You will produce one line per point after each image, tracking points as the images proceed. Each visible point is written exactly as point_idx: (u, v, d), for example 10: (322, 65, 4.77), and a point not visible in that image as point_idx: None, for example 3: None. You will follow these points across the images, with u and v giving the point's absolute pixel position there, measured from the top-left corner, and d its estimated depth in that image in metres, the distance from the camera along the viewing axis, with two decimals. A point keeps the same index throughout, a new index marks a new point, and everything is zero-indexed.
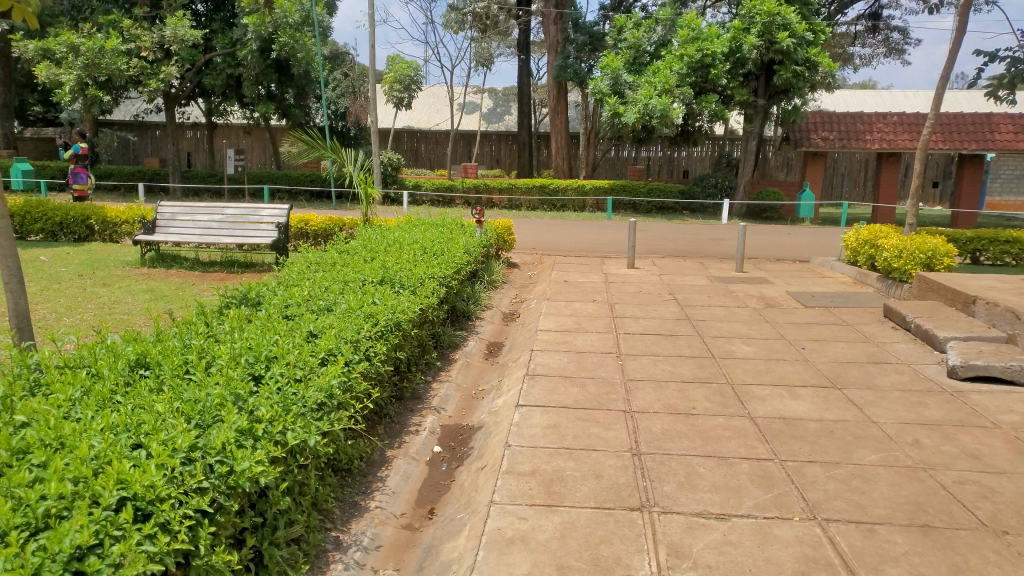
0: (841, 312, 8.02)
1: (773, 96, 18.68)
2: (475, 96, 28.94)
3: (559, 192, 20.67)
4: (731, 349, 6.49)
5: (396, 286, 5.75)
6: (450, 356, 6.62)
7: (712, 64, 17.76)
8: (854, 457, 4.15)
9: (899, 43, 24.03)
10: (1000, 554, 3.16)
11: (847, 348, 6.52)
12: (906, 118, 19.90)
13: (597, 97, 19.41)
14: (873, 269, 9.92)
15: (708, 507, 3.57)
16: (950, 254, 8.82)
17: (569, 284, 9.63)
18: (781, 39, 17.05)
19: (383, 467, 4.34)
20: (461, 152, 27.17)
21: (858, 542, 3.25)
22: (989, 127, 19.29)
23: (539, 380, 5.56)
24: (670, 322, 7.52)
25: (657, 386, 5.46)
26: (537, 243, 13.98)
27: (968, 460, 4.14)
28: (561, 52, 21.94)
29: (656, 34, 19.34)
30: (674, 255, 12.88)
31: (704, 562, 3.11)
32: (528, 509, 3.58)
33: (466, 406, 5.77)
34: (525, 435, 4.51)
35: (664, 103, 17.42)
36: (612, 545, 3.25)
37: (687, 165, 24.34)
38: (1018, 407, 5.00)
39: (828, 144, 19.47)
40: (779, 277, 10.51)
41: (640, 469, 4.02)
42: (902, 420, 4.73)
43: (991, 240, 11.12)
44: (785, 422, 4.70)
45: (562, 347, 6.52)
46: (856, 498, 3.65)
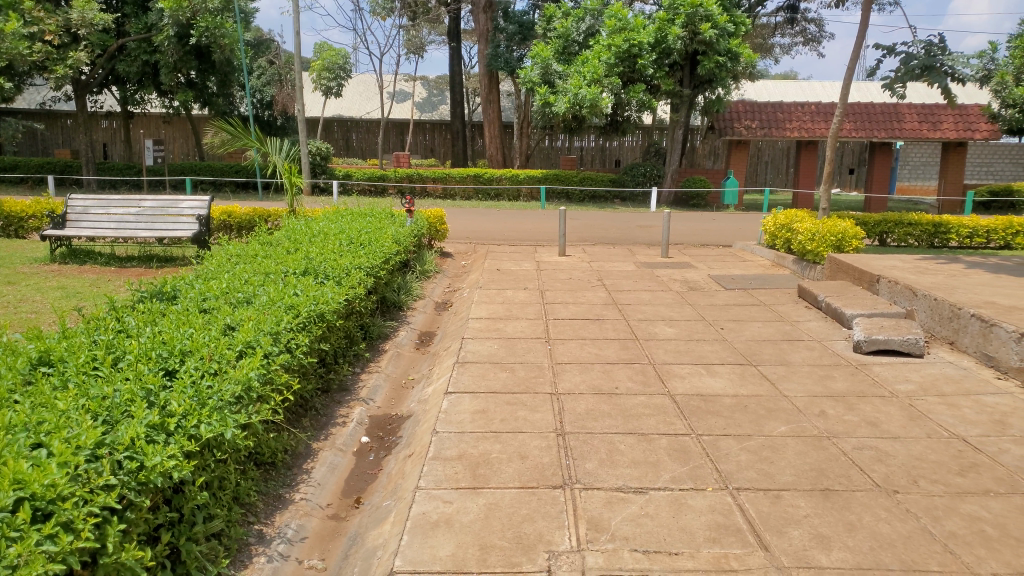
0: (760, 294, 8.30)
1: (698, 86, 19.06)
2: (406, 84, 28.68)
3: (494, 182, 20.75)
4: (655, 331, 6.67)
5: (319, 278, 5.70)
6: (380, 348, 6.57)
7: (639, 54, 17.99)
8: (766, 429, 4.34)
9: (816, 34, 24.89)
10: (890, 511, 3.37)
11: (764, 328, 6.77)
12: (823, 106, 20.65)
13: (528, 86, 19.57)
14: (789, 252, 10.31)
15: (628, 482, 3.69)
16: (858, 236, 9.33)
17: (501, 272, 9.69)
18: (703, 31, 17.47)
19: (309, 459, 4.31)
20: (393, 143, 27.02)
21: (765, 508, 3.41)
22: (897, 117, 20.10)
23: (469, 367, 5.60)
24: (598, 307, 7.65)
25: (583, 369, 5.58)
26: (469, 233, 13.98)
27: (867, 427, 4.38)
28: (492, 40, 21.92)
29: (585, 24, 19.51)
30: (604, 242, 13.10)
31: (621, 534, 3.21)
32: (453, 493, 3.62)
33: (396, 396, 5.76)
34: (453, 421, 4.54)
35: (594, 94, 17.63)
36: (534, 522, 3.32)
37: (619, 154, 24.85)
38: (914, 377, 5.33)
39: (751, 133, 20.01)
40: (702, 261, 10.81)
41: (563, 448, 4.11)
42: (811, 393, 4.97)
43: (896, 223, 11.67)
44: (702, 399, 4.88)
45: (492, 334, 6.57)
46: (766, 467, 3.82)
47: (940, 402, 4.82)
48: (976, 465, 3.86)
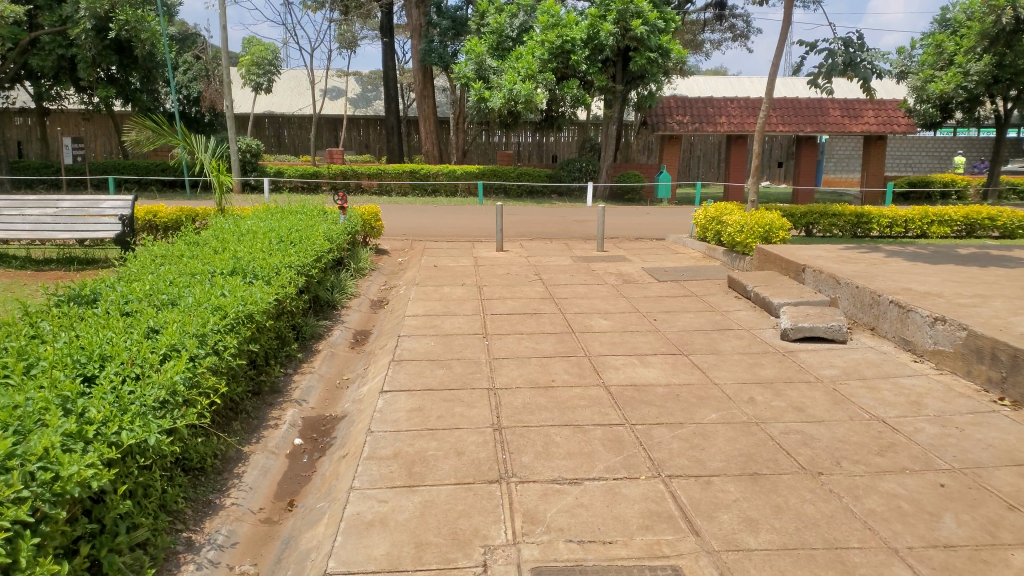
0: (692, 285, 8.46)
1: (630, 82, 19.28)
2: (339, 79, 28.20)
3: (431, 177, 20.64)
4: (590, 324, 6.74)
5: (248, 277, 5.56)
6: (314, 348, 6.45)
7: (572, 50, 18.14)
8: (697, 417, 4.44)
9: (744, 30, 25.48)
10: (815, 492, 3.49)
11: (696, 318, 6.92)
12: (751, 101, 21.16)
13: (463, 81, 19.46)
14: (720, 244, 10.55)
15: (563, 473, 3.72)
16: (784, 227, 9.62)
17: (438, 269, 9.64)
18: (635, 27, 17.65)
19: (240, 463, 4.20)
20: (326, 138, 26.56)
21: (696, 494, 3.49)
22: (822, 111, 20.74)
23: (405, 365, 5.55)
24: (535, 302, 7.69)
25: (520, 363, 5.60)
26: (406, 229, 13.86)
27: (793, 412, 4.53)
28: (425, 35, 21.71)
29: (518, 20, 19.54)
30: (541, 237, 13.16)
31: (556, 525, 3.23)
32: (388, 492, 3.59)
33: (330, 396, 5.67)
34: (388, 420, 4.49)
35: (528, 90, 17.69)
36: (470, 518, 3.31)
37: (555, 150, 25.02)
38: (837, 362, 5.53)
39: (683, 128, 20.36)
40: (637, 254, 10.97)
41: (500, 443, 4.11)
42: (741, 380, 5.11)
43: (822, 214, 12.06)
44: (636, 389, 4.95)
45: (429, 331, 6.53)
46: (697, 454, 3.91)
47: (861, 385, 5.02)
48: (894, 444, 4.03)
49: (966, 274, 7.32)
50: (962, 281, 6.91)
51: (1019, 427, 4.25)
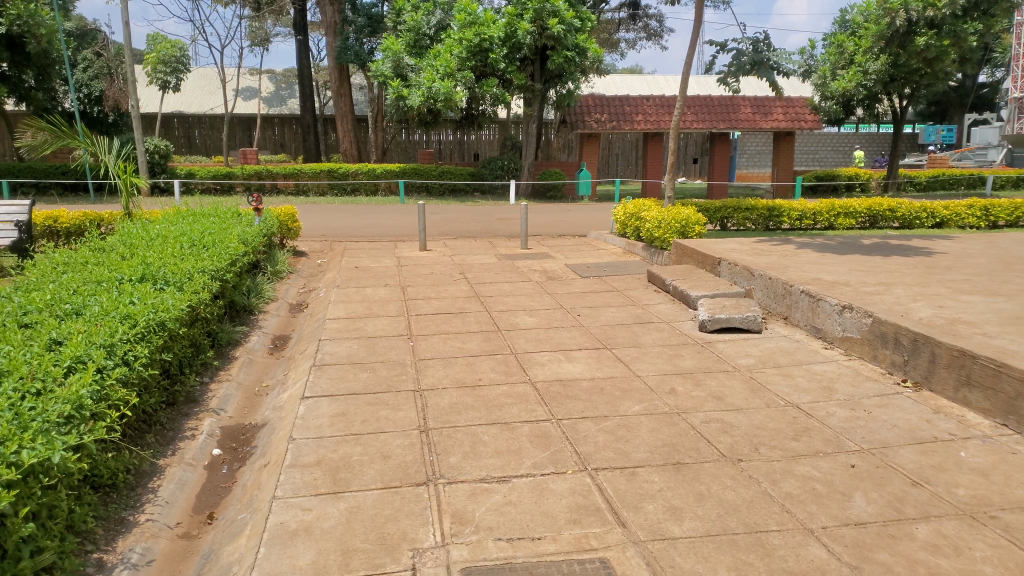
0: (614, 280, 8.61)
1: (549, 80, 19.43)
2: (251, 77, 27.42)
3: (349, 177, 20.31)
4: (516, 321, 6.76)
5: (158, 284, 5.33)
6: (231, 355, 6.24)
7: (490, 49, 18.16)
8: (621, 409, 4.51)
9: (657, 29, 26.04)
10: (735, 479, 3.59)
11: (618, 312, 7.03)
12: (667, 99, 21.65)
13: (380, 79, 19.22)
14: (640, 240, 10.75)
15: (491, 472, 3.72)
16: (700, 222, 9.87)
17: (359, 270, 9.49)
18: (551, 26, 17.81)
19: (155, 477, 4.03)
20: (239, 138, 25.80)
21: (622, 486, 3.54)
22: (733, 108, 21.40)
23: (327, 370, 5.43)
24: (460, 301, 7.65)
25: (446, 363, 5.56)
26: (325, 230, 13.58)
27: (713, 401, 4.65)
28: (340, 33, 21.32)
29: (435, 17, 19.39)
30: (464, 235, 13.12)
31: (485, 524, 3.22)
32: (313, 499, 3.50)
33: (249, 405, 5.50)
34: (311, 426, 4.39)
35: (448, 88, 17.62)
36: (398, 522, 3.27)
37: (477, 148, 25.01)
38: (754, 351, 5.72)
39: (601, 126, 20.67)
40: (560, 251, 11.06)
41: (427, 445, 4.07)
42: (662, 372, 5.22)
43: (735, 208, 12.45)
44: (562, 384, 4.99)
45: (351, 334, 6.42)
46: (622, 446, 3.97)
47: (777, 373, 5.20)
48: (808, 429, 4.19)
49: (870, 263, 7.68)
50: (866, 270, 7.24)
51: (921, 408, 4.48)
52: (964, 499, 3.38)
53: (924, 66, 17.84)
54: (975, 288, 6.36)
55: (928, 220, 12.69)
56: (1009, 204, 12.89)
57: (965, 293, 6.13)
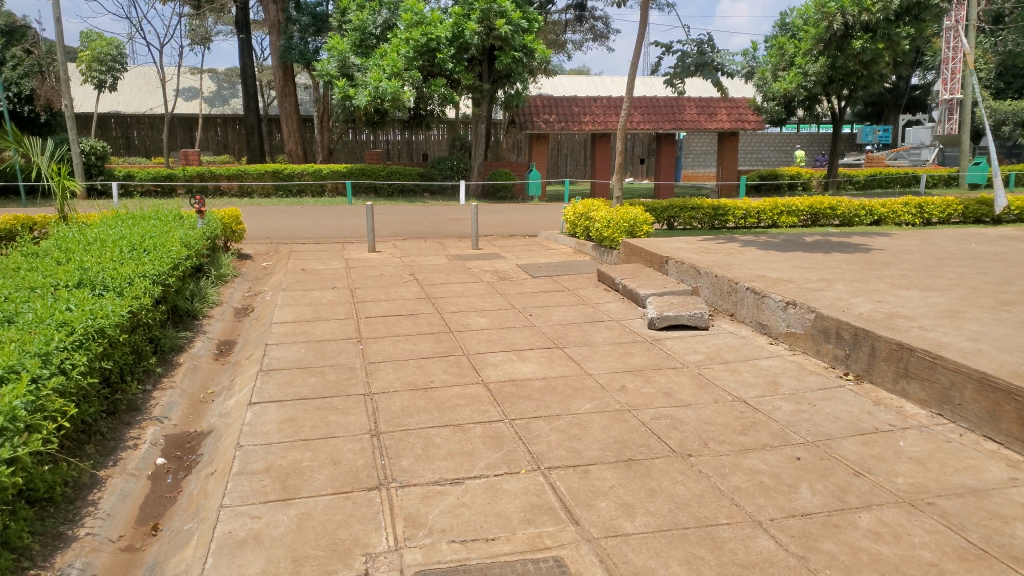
0: (565, 280, 8.66)
1: (497, 81, 19.45)
2: (192, 77, 26.78)
3: (295, 178, 20.02)
4: (467, 322, 6.74)
5: (97, 289, 5.16)
6: (174, 361, 6.07)
7: (438, 49, 18.09)
8: (573, 408, 4.54)
9: (603, 31, 26.29)
10: (685, 474, 3.64)
11: (569, 311, 7.08)
12: (614, 100, 21.87)
13: (326, 79, 19.01)
14: (589, 240, 10.84)
15: (444, 474, 3.70)
16: (648, 221, 9.99)
17: (306, 272, 9.34)
18: (499, 26, 17.85)
19: (95, 489, 3.90)
20: (179, 139, 25.17)
21: (575, 484, 3.56)
22: (679, 109, 21.74)
23: (274, 375, 5.33)
24: (411, 303, 7.60)
25: (397, 365, 5.52)
26: (271, 232, 13.33)
27: (662, 397, 4.72)
28: (284, 32, 20.98)
29: (381, 17, 19.21)
30: (414, 236, 13.04)
31: (438, 527, 3.20)
32: (262, 507, 3.43)
33: (194, 412, 5.37)
34: (259, 433, 4.30)
35: (395, 87, 17.49)
36: (350, 527, 3.23)
37: (426, 148, 24.85)
38: (702, 348, 5.81)
39: (550, 126, 20.76)
40: (511, 251, 11.08)
41: (378, 449, 4.03)
42: (613, 369, 5.27)
43: (682, 208, 12.64)
44: (514, 384, 4.99)
45: (299, 337, 6.32)
46: (575, 444, 3.99)
47: (724, 368, 5.30)
48: (755, 423, 4.28)
49: (812, 260, 7.88)
50: (808, 267, 7.43)
51: (862, 400, 4.62)
52: (903, 487, 3.50)
53: (861, 67, 18.45)
54: (911, 283, 6.58)
55: (866, 217, 13.10)
56: (942, 202, 13.40)
57: (902, 288, 6.34)
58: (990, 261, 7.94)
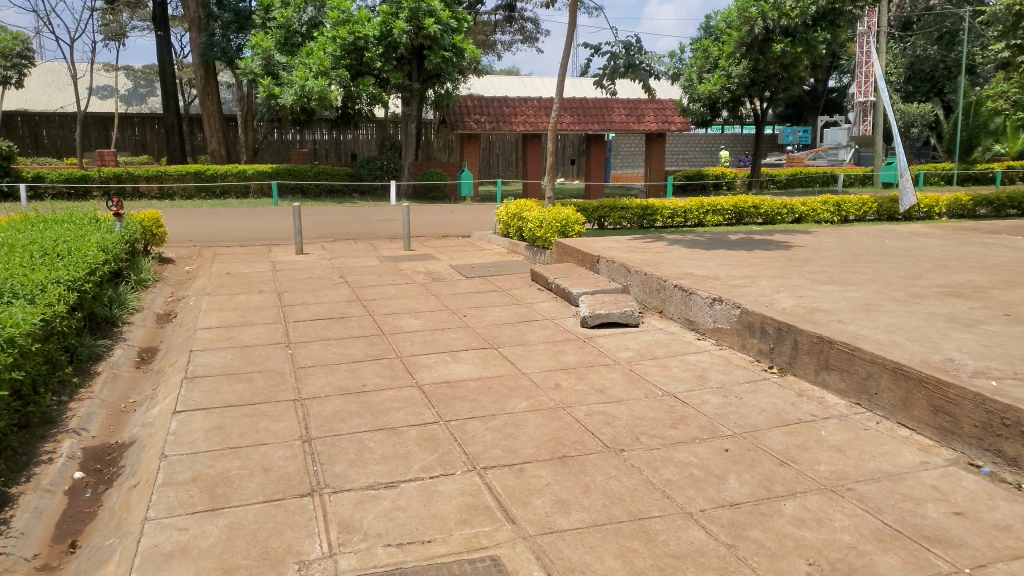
0: (498, 280, 8.68)
1: (426, 80, 19.37)
2: (106, 74, 25.74)
3: (218, 178, 19.49)
4: (400, 324, 6.68)
5: (5, 297, 4.90)
6: (92, 371, 5.82)
7: (366, 47, 17.89)
8: (508, 407, 4.55)
9: (533, 32, 26.46)
10: (619, 469, 3.70)
11: (503, 311, 7.10)
12: (544, 101, 22.03)
13: (249, 77, 18.59)
14: (522, 240, 10.90)
15: (379, 478, 3.66)
16: (579, 221, 10.09)
17: (232, 276, 9.10)
18: (428, 26, 17.77)
19: (6, 508, 3.70)
20: (93, 139, 24.13)
21: (511, 483, 3.57)
22: (608, 111, 22.06)
23: (200, 382, 5.17)
24: (341, 305, 7.48)
25: (328, 369, 5.43)
26: (195, 235, 12.92)
27: (596, 394, 4.78)
28: (205, 28, 20.36)
29: (306, 14, 18.82)
30: (344, 238, 12.84)
31: (373, 531, 3.16)
32: (189, 518, 3.32)
33: (114, 423, 5.16)
34: (184, 442, 4.17)
35: (322, 86, 17.19)
36: (282, 535, 3.16)
37: (355, 148, 24.35)
38: (633, 344, 5.92)
39: (481, 127, 20.77)
40: (443, 252, 11.03)
41: (310, 455, 3.96)
42: (547, 368, 5.31)
43: (613, 208, 12.81)
44: (449, 385, 4.98)
45: (225, 343, 6.14)
46: (510, 444, 4.01)
47: (654, 364, 5.41)
48: (685, 417, 4.38)
49: (737, 258, 8.12)
50: (733, 264, 7.65)
51: (786, 392, 4.78)
52: (825, 475, 3.64)
53: (781, 70, 19.24)
54: (830, 279, 6.85)
55: (788, 216, 13.57)
56: (858, 200, 14.01)
57: (822, 283, 6.59)
58: (903, 257, 8.33)
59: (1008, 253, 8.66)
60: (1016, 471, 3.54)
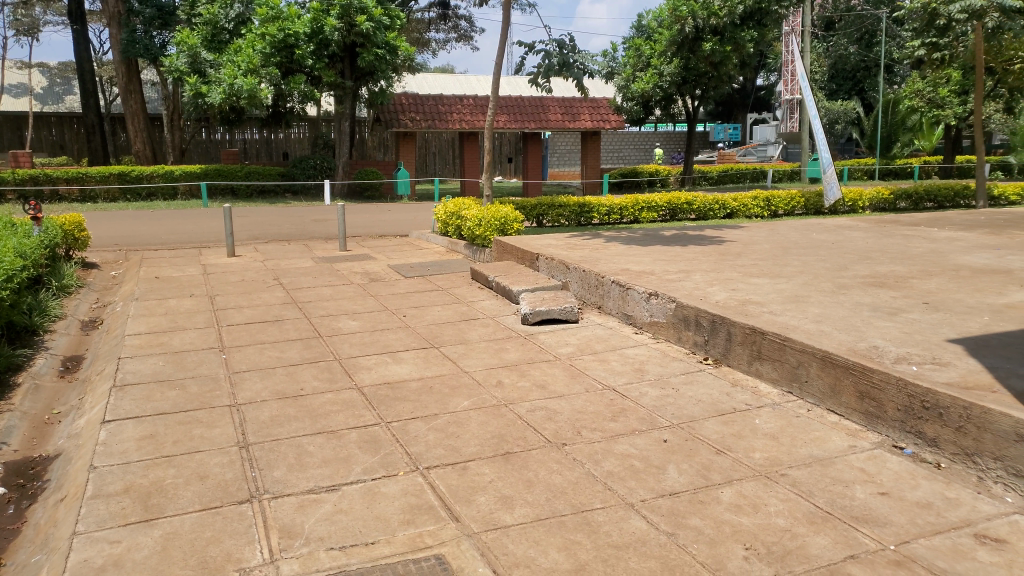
0: (437, 279, 8.65)
1: (360, 79, 19.14)
2: (19, 73, 24.86)
3: (143, 180, 18.77)
4: (338, 326, 6.60)
5: None
6: (12, 382, 5.56)
7: (296, 45, 17.57)
8: (450, 406, 4.55)
9: (467, 30, 26.44)
10: (561, 463, 3.74)
11: (443, 310, 7.08)
12: (480, 100, 22.01)
13: (175, 75, 18.01)
14: (461, 238, 10.89)
15: (320, 481, 3.61)
16: (518, 219, 10.12)
17: (161, 280, 8.83)
18: (360, 23, 17.58)
19: None
20: (6, 139, 22.99)
21: (454, 481, 3.57)
22: (543, 109, 22.19)
23: (130, 391, 4.99)
24: (277, 308, 7.34)
25: (265, 374, 5.32)
26: (120, 239, 12.46)
27: (538, 390, 4.81)
28: (125, 24, 19.61)
29: (234, 10, 18.26)
30: (277, 239, 12.58)
31: (315, 535, 3.12)
32: (121, 530, 3.21)
33: (37, 435, 4.94)
34: (115, 452, 4.02)
35: (251, 85, 16.80)
36: (221, 543, 3.09)
37: (286, 147, 23.74)
38: (573, 340, 5.98)
39: (416, 125, 20.66)
40: (381, 252, 10.92)
41: (248, 461, 3.88)
42: (489, 366, 5.32)
43: (550, 206, 12.90)
44: (389, 387, 4.94)
45: (156, 349, 5.95)
46: (453, 443, 4.00)
47: (594, 359, 5.48)
48: (625, 409, 4.45)
49: (672, 253, 8.28)
50: (668, 259, 7.80)
51: (722, 383, 4.91)
52: (759, 462, 3.75)
53: (711, 68, 19.84)
54: (761, 271, 7.05)
55: (720, 211, 13.91)
56: (786, 195, 14.45)
57: (753, 276, 6.78)
58: (829, 249, 8.63)
59: (925, 244, 9.07)
60: (936, 450, 3.73)
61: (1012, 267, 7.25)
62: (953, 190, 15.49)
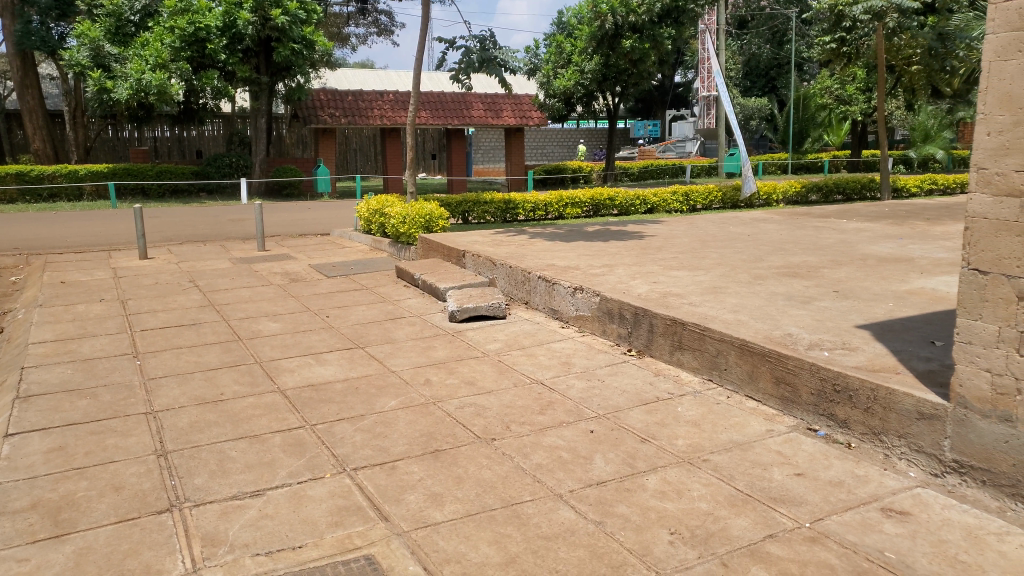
0: (361, 278, 8.53)
1: (275, 74, 18.69)
2: None
3: (45, 181, 17.76)
4: (259, 328, 6.43)
5: None
6: None
7: (208, 39, 16.99)
8: (377, 406, 4.50)
9: (387, 25, 26.15)
10: (490, 458, 3.76)
11: (368, 310, 6.98)
12: (401, 95, 21.77)
13: (76, 69, 17.04)
14: (385, 236, 10.76)
15: (243, 487, 3.52)
16: (442, 217, 10.07)
17: (68, 284, 8.42)
18: (275, 16, 17.19)
19: None
20: None
21: (382, 481, 3.54)
22: (465, 105, 22.12)
23: (35, 402, 4.74)
24: (193, 311, 7.09)
25: (183, 379, 5.14)
26: (20, 242, 11.81)
27: (465, 387, 4.81)
28: (19, 14, 18.42)
29: (139, 2, 17.69)
30: (192, 240, 12.15)
31: (240, 542, 3.04)
32: (28, 548, 3.05)
33: None
34: (20, 466, 3.82)
35: (160, 80, 16.19)
36: (140, 555, 2.98)
37: (199, 145, 22.88)
38: (500, 336, 6.01)
39: (335, 121, 20.26)
40: (302, 252, 10.69)
41: (166, 469, 3.74)
42: (416, 364, 5.29)
43: (474, 203, 12.90)
44: (313, 389, 4.85)
45: (63, 357, 5.67)
46: (380, 443, 3.96)
47: (521, 354, 5.51)
48: (552, 403, 4.50)
49: (595, 248, 8.40)
50: (592, 254, 7.91)
51: (645, 373, 5.02)
52: (682, 448, 3.86)
53: (631, 65, 20.15)
54: (681, 264, 7.24)
55: (642, 206, 14.18)
56: (704, 190, 14.87)
57: (673, 269, 6.95)
58: (745, 242, 8.93)
59: (834, 234, 9.50)
60: (846, 431, 3.90)
61: (913, 256, 7.66)
62: (859, 183, 16.30)
